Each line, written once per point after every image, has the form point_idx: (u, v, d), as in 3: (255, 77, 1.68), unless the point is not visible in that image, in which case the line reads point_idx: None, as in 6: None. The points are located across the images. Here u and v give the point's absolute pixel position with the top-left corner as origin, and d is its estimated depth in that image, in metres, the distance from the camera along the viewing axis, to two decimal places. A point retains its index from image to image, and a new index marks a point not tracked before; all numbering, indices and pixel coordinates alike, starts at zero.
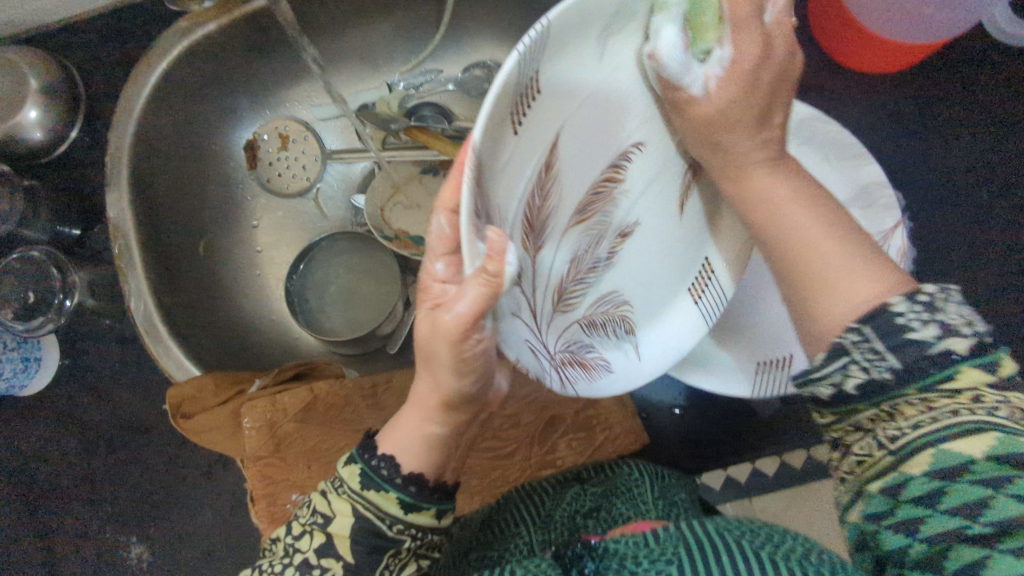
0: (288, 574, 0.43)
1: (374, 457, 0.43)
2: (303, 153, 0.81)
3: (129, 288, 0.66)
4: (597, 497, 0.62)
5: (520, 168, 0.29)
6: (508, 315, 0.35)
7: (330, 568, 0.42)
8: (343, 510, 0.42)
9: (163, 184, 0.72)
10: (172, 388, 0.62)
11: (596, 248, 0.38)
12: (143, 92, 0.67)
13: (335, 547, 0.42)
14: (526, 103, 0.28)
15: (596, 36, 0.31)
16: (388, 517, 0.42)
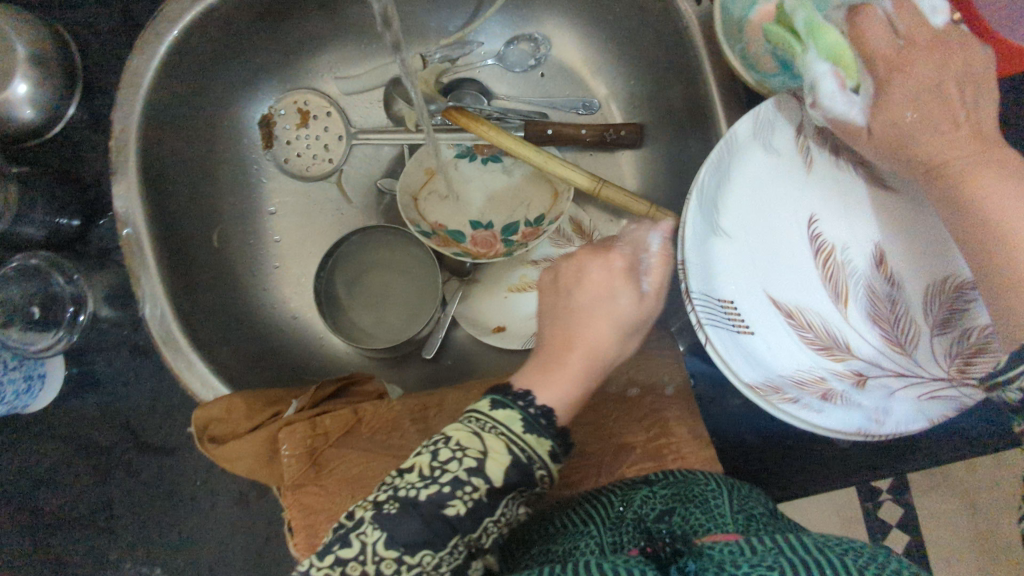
0: (432, 493, 0.36)
1: (531, 403, 0.40)
2: (325, 131, 0.73)
3: (142, 292, 0.58)
4: (670, 502, 0.47)
5: (738, 273, 0.48)
6: (885, 392, 0.46)
7: (480, 487, 0.36)
8: (497, 446, 0.37)
9: (174, 168, 0.63)
10: (198, 408, 0.56)
11: (873, 295, 0.48)
12: (152, 62, 0.58)
13: (486, 470, 0.37)
14: (716, 231, 0.48)
15: (754, 152, 0.48)
16: (539, 460, 0.39)
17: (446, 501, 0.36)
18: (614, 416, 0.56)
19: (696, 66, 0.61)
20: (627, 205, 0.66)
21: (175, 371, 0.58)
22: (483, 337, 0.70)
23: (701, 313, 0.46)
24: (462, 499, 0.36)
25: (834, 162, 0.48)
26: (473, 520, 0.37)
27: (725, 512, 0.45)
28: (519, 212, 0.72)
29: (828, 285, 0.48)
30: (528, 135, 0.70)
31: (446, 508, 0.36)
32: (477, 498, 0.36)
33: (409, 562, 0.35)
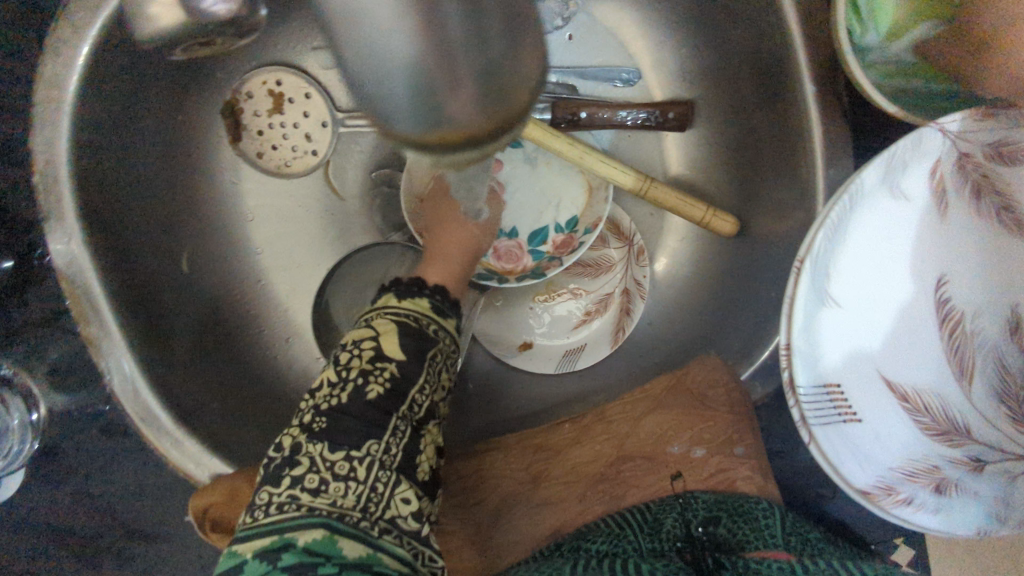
0: (349, 392, 0.38)
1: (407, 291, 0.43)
2: (304, 117, 0.59)
3: (106, 363, 0.48)
4: (713, 509, 0.46)
5: (848, 350, 0.40)
6: (1006, 478, 0.39)
7: (386, 366, 0.39)
8: (387, 328, 0.40)
9: (123, 192, 0.50)
10: (193, 496, 0.48)
11: (1005, 369, 0.40)
12: (70, 76, 0.43)
13: (387, 350, 0.39)
14: (827, 302, 0.39)
15: (879, 198, 0.39)
16: (424, 316, 0.43)
17: (364, 387, 0.38)
18: (676, 479, 0.49)
19: (785, 49, 0.48)
20: (679, 209, 0.55)
21: (161, 453, 0.49)
22: (508, 358, 0.59)
23: (806, 408, 0.39)
24: (377, 382, 0.38)
25: (973, 207, 0.40)
26: (397, 396, 0.39)
27: (774, 532, 0.44)
28: (549, 214, 0.60)
29: (952, 359, 0.41)
30: (556, 119, 0.57)
31: (366, 394, 0.38)
32: (388, 378, 0.39)
33: (357, 458, 0.36)
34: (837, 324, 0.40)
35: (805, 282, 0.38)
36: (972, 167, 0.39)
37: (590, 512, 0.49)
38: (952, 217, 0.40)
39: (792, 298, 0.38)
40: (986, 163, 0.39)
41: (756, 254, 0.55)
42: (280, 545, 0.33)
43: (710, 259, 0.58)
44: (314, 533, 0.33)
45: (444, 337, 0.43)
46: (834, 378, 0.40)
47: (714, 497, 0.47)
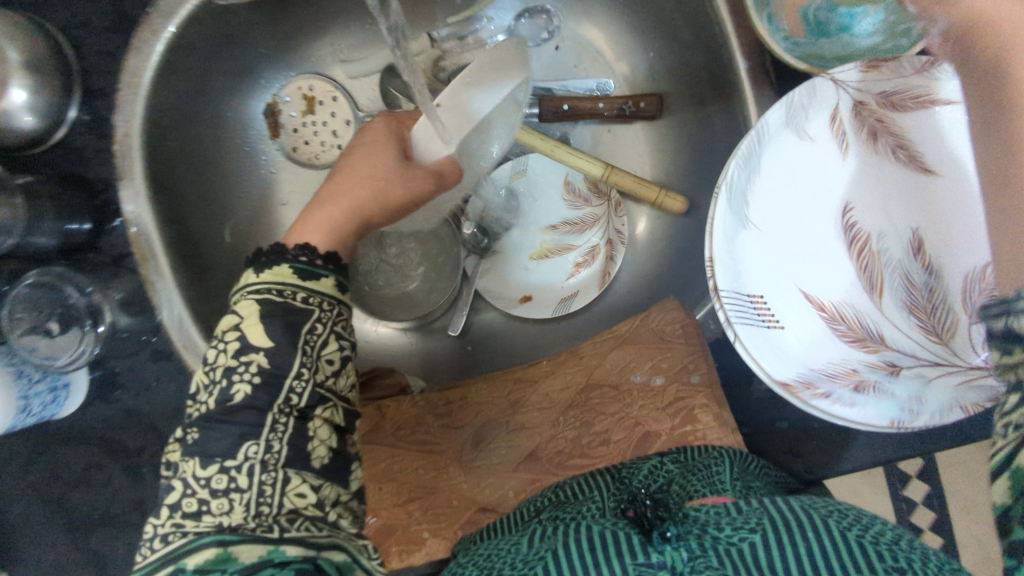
0: (215, 396, 0.38)
1: (294, 252, 0.44)
2: (332, 117, 0.70)
3: (159, 300, 0.58)
4: (675, 470, 0.49)
5: (771, 267, 0.47)
6: (919, 379, 0.44)
7: (252, 359, 0.39)
8: (249, 311, 0.40)
9: (182, 170, 0.62)
10: None
11: (910, 283, 0.46)
12: (149, 63, 0.55)
13: (248, 338, 0.39)
14: (747, 224, 0.46)
15: (791, 137, 0.46)
16: (288, 289, 0.42)
17: (230, 391, 0.38)
18: (638, 405, 0.56)
19: (721, 38, 0.57)
20: (636, 192, 0.64)
21: (198, 375, 0.58)
22: (510, 310, 0.68)
23: (731, 312, 0.45)
24: (242, 381, 0.38)
25: (873, 144, 0.46)
26: (272, 385, 0.39)
27: (724, 479, 0.46)
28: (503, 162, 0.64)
29: (862, 275, 0.47)
30: (543, 112, 0.67)
31: (230, 398, 0.38)
32: (256, 372, 0.39)
33: (232, 466, 0.36)
34: (758, 243, 0.47)
35: (726, 203, 0.45)
36: (869, 111, 0.46)
37: (563, 435, 0.56)
38: (856, 151, 0.47)
39: (714, 217, 0.45)
40: (880, 110, 0.46)
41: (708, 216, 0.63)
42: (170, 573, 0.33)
43: (672, 228, 0.66)
44: (206, 553, 0.33)
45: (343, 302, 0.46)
46: (759, 291, 0.46)
47: (676, 460, 0.50)
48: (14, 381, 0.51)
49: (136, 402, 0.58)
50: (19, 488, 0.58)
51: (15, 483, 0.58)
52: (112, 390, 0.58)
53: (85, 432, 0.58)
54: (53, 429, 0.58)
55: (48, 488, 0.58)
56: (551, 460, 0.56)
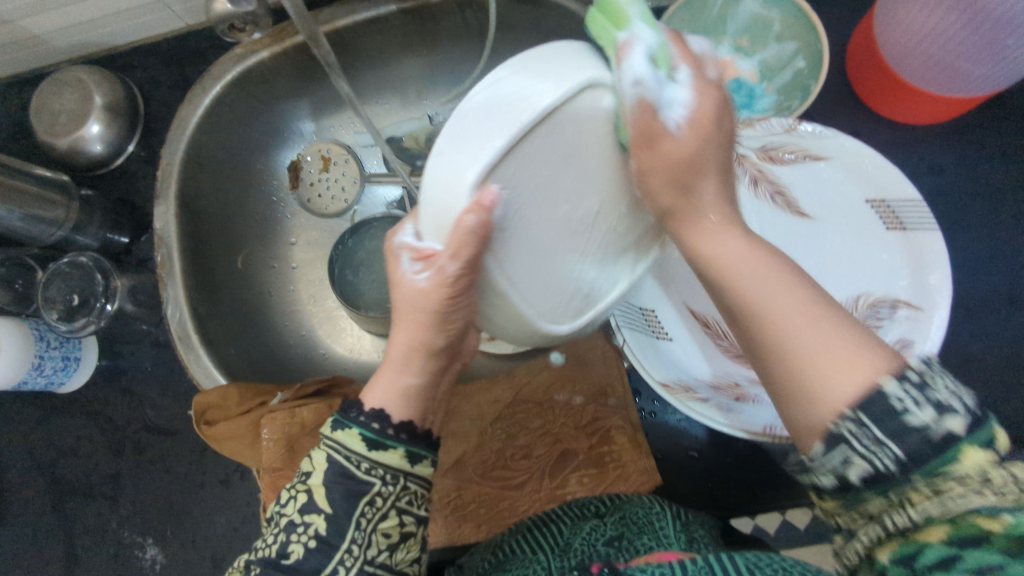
0: (277, 545, 0.40)
1: (356, 408, 0.41)
2: (343, 174, 0.82)
3: (167, 298, 0.68)
4: (616, 527, 0.51)
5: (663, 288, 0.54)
6: None
7: (312, 522, 0.39)
8: (319, 467, 0.40)
9: (211, 198, 0.75)
10: (198, 394, 0.64)
11: None
12: (197, 112, 0.70)
13: (315, 502, 0.40)
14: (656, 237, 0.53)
15: None
16: (355, 456, 0.40)
17: (288, 547, 0.39)
18: (561, 421, 0.61)
19: None
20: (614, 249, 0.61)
21: (185, 362, 0.67)
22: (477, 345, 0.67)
23: (619, 318, 0.52)
24: (298, 541, 0.39)
25: (753, 189, 0.55)
26: (326, 547, 0.39)
27: (668, 533, 0.49)
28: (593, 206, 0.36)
29: None
30: None
31: (287, 555, 0.39)
32: (313, 534, 0.39)
33: None
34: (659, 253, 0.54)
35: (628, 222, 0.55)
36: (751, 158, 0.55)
37: (489, 445, 0.61)
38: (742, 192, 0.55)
39: None
40: (759, 161, 0.55)
41: None
42: None
43: None
44: None
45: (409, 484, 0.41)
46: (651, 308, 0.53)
47: (618, 518, 0.52)
48: (34, 343, 0.61)
49: (131, 383, 0.67)
50: (19, 451, 0.67)
51: (17, 446, 0.67)
52: (114, 371, 0.67)
53: (84, 407, 0.67)
54: (58, 401, 0.67)
55: (42, 454, 0.66)
56: (475, 469, 0.60)
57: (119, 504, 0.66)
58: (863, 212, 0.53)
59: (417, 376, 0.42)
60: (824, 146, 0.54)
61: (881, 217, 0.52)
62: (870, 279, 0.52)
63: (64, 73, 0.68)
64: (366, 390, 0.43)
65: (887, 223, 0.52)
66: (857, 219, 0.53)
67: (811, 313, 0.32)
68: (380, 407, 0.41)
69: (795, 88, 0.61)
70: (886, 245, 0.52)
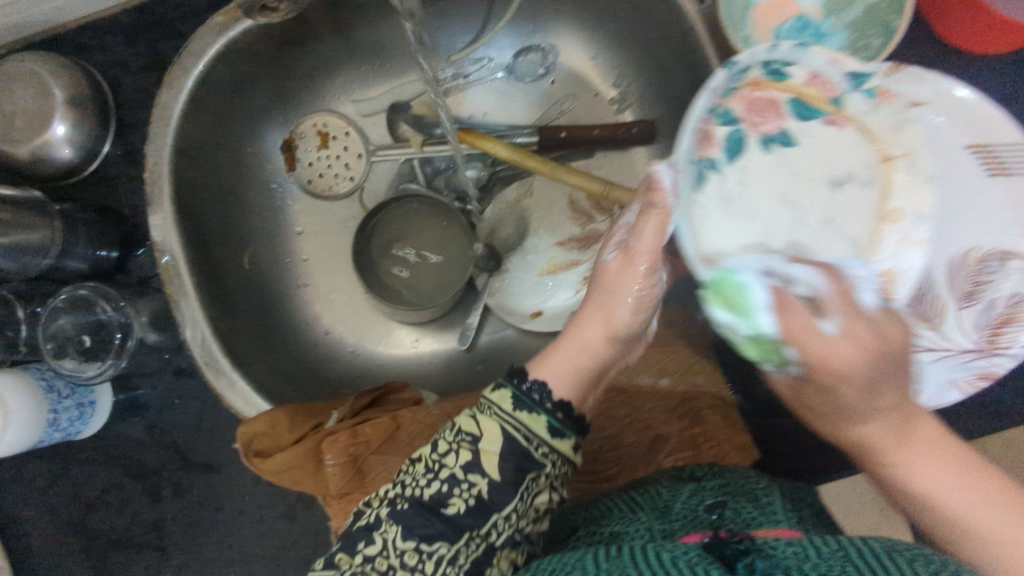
0: (434, 489, 0.40)
1: (523, 382, 0.43)
2: (346, 151, 0.74)
3: (181, 318, 0.60)
4: (718, 495, 0.48)
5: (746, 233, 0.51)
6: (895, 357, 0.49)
7: (477, 483, 0.40)
8: (491, 429, 0.41)
9: (207, 197, 0.66)
10: (242, 425, 0.58)
11: (892, 271, 0.50)
12: (179, 97, 0.60)
13: (480, 464, 0.40)
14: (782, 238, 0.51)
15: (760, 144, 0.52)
16: (535, 439, 0.41)
17: (447, 497, 0.40)
18: (645, 406, 0.58)
19: (707, 66, 0.62)
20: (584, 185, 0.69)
21: (217, 390, 0.59)
22: (522, 325, 0.73)
23: None
24: (460, 497, 0.40)
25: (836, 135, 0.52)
26: (480, 513, 0.40)
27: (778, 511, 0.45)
28: (817, 175, 0.52)
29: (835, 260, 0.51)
30: (541, 139, 0.72)
31: (446, 506, 0.40)
32: (475, 494, 0.40)
33: (427, 553, 0.38)
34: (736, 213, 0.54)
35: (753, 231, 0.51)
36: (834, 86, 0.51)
37: None
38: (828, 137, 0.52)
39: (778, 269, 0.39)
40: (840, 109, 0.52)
41: None
42: None
43: None
44: None
45: (560, 466, 0.42)
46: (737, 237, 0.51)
47: (719, 485, 0.50)
48: (46, 396, 0.53)
49: (159, 420, 0.60)
50: (40, 511, 0.59)
51: (40, 505, 0.59)
52: (136, 409, 0.60)
53: (110, 453, 0.59)
54: (78, 449, 0.59)
55: (71, 510, 0.59)
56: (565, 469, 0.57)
57: (169, 552, 0.60)
58: (969, 161, 0.49)
59: (592, 359, 0.46)
60: (912, 84, 0.50)
61: (983, 166, 0.49)
62: (982, 230, 0.49)
63: (10, 65, 0.56)
64: (535, 369, 0.44)
65: (992, 170, 0.49)
66: (958, 166, 0.50)
67: (981, 514, 0.33)
68: (560, 396, 0.43)
69: (873, 25, 0.55)
70: (995, 193, 0.49)
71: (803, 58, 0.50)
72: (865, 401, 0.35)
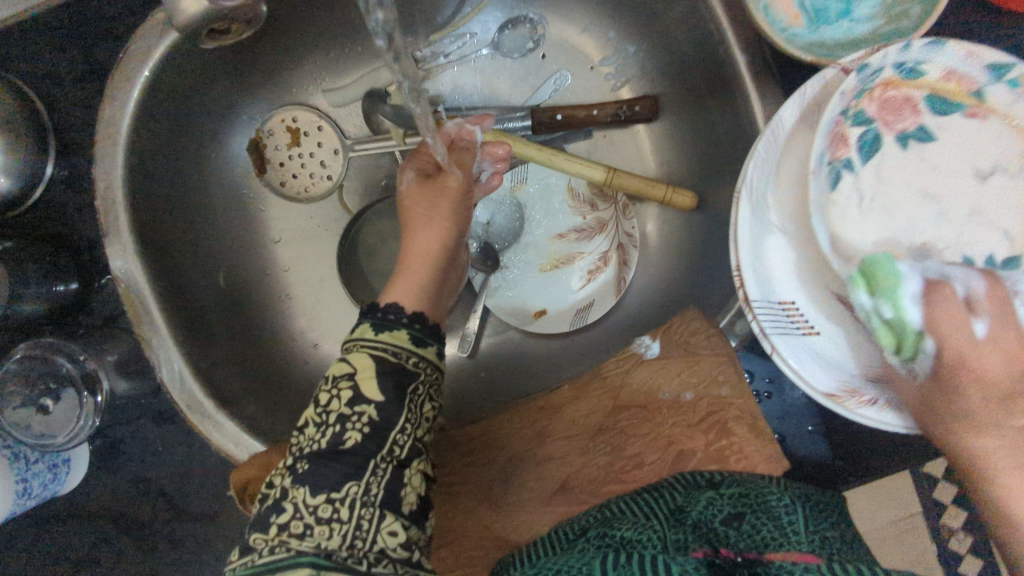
0: (328, 436, 0.41)
1: (379, 312, 0.49)
2: (320, 147, 0.67)
3: (156, 357, 0.56)
4: (736, 506, 0.47)
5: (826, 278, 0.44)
6: None
7: (365, 410, 0.42)
8: (364, 363, 0.44)
9: (172, 217, 0.59)
10: (237, 470, 0.54)
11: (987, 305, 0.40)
12: (126, 112, 0.52)
13: (363, 393, 0.43)
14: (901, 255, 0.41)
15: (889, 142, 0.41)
16: (402, 351, 0.46)
17: (342, 436, 0.41)
18: (669, 422, 0.54)
19: (721, 40, 0.55)
20: (643, 190, 0.63)
21: (205, 434, 0.55)
22: (527, 326, 0.68)
23: (764, 322, 0.43)
24: (353, 429, 0.42)
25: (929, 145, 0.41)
26: (378, 438, 0.42)
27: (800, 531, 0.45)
28: (950, 171, 0.41)
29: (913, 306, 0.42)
30: (536, 123, 0.65)
31: (344, 442, 0.41)
32: (367, 422, 0.42)
33: (337, 501, 0.39)
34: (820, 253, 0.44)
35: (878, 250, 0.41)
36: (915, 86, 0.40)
37: (594, 462, 0.54)
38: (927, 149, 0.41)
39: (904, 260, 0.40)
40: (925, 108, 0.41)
41: (718, 218, 0.61)
42: None
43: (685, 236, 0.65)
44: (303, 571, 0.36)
45: (424, 371, 0.47)
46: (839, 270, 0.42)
47: (737, 491, 0.48)
48: (11, 466, 0.52)
49: None
50: None
51: None
52: None
53: None
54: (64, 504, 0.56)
55: None
56: (584, 490, 0.53)
57: None
58: None
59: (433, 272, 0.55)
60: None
61: None
62: None
63: None
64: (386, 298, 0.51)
65: None
66: None
67: None
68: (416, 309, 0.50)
69: None
70: None
71: (936, 56, 0.40)
72: (981, 419, 0.38)
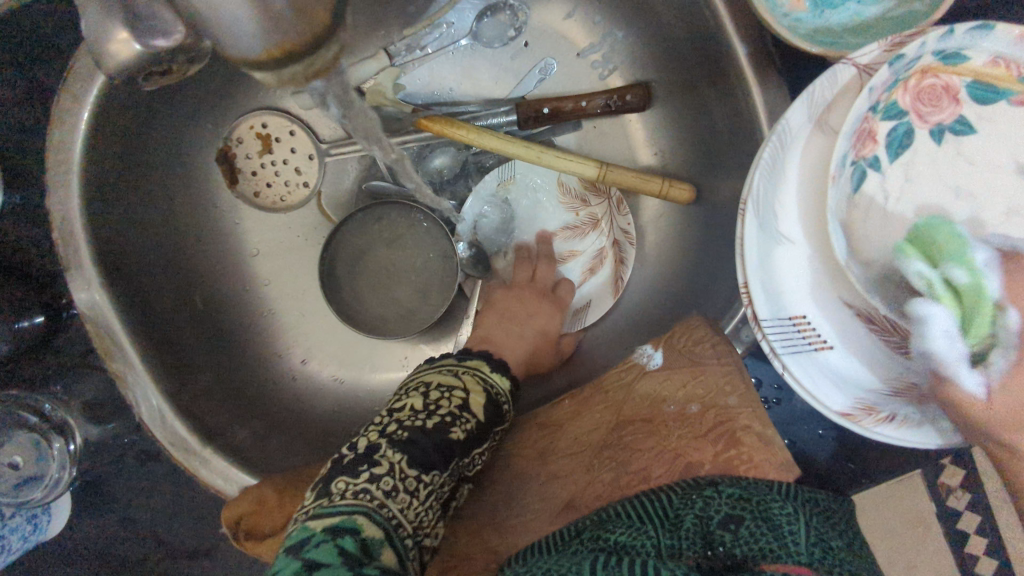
0: (435, 420, 0.43)
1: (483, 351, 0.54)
2: (293, 154, 0.63)
3: (133, 394, 0.54)
4: (735, 507, 0.44)
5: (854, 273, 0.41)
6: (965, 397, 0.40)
7: (472, 418, 0.44)
8: (478, 384, 0.47)
9: (140, 244, 0.56)
10: (226, 508, 0.52)
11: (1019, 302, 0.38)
12: (76, 136, 0.48)
13: (472, 408, 0.45)
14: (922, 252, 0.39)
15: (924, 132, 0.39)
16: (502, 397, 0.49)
17: (450, 426, 0.43)
18: (675, 433, 0.52)
19: (718, 28, 0.51)
20: (638, 185, 0.59)
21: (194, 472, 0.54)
22: None
23: (774, 341, 0.41)
24: (461, 425, 0.43)
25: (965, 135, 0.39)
26: (467, 447, 0.44)
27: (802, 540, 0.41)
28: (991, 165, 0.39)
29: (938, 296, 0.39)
30: (522, 118, 0.61)
31: (453, 432, 0.43)
32: (467, 428, 0.44)
33: (419, 479, 0.40)
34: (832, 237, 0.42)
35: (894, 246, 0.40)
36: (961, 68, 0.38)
37: (599, 481, 0.51)
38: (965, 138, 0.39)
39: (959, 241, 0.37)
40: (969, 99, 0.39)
41: (719, 214, 0.58)
42: (345, 527, 0.35)
43: (686, 233, 0.62)
44: (358, 522, 0.36)
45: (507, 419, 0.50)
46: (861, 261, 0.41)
47: (737, 494, 0.45)
48: None
49: None
50: None
51: None
52: None
53: None
54: None
55: None
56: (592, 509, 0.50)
57: None
58: None
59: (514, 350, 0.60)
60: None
61: None
62: None
63: None
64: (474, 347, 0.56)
65: None
66: None
67: None
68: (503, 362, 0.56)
69: None
70: None
71: (982, 40, 0.37)
72: None
